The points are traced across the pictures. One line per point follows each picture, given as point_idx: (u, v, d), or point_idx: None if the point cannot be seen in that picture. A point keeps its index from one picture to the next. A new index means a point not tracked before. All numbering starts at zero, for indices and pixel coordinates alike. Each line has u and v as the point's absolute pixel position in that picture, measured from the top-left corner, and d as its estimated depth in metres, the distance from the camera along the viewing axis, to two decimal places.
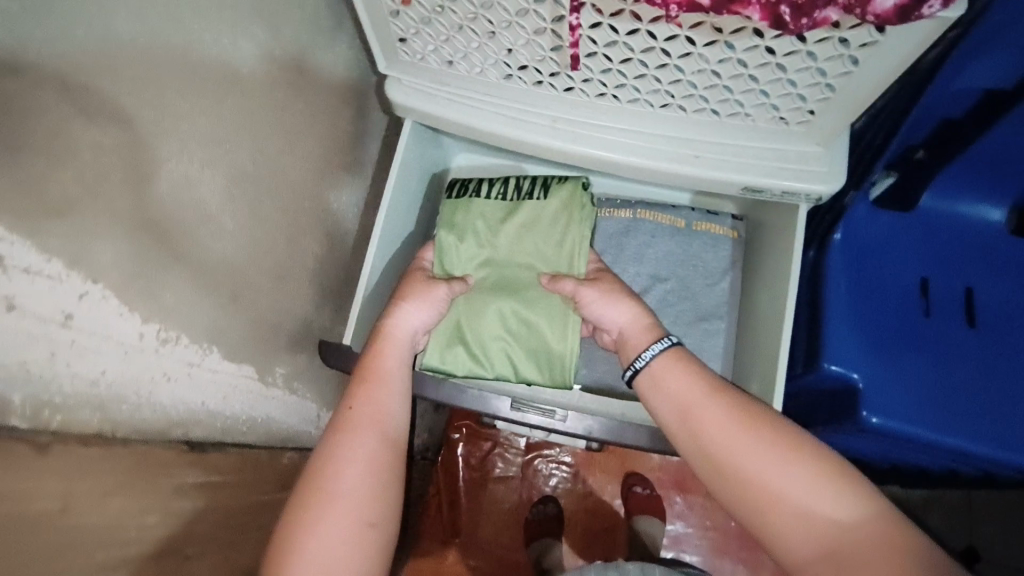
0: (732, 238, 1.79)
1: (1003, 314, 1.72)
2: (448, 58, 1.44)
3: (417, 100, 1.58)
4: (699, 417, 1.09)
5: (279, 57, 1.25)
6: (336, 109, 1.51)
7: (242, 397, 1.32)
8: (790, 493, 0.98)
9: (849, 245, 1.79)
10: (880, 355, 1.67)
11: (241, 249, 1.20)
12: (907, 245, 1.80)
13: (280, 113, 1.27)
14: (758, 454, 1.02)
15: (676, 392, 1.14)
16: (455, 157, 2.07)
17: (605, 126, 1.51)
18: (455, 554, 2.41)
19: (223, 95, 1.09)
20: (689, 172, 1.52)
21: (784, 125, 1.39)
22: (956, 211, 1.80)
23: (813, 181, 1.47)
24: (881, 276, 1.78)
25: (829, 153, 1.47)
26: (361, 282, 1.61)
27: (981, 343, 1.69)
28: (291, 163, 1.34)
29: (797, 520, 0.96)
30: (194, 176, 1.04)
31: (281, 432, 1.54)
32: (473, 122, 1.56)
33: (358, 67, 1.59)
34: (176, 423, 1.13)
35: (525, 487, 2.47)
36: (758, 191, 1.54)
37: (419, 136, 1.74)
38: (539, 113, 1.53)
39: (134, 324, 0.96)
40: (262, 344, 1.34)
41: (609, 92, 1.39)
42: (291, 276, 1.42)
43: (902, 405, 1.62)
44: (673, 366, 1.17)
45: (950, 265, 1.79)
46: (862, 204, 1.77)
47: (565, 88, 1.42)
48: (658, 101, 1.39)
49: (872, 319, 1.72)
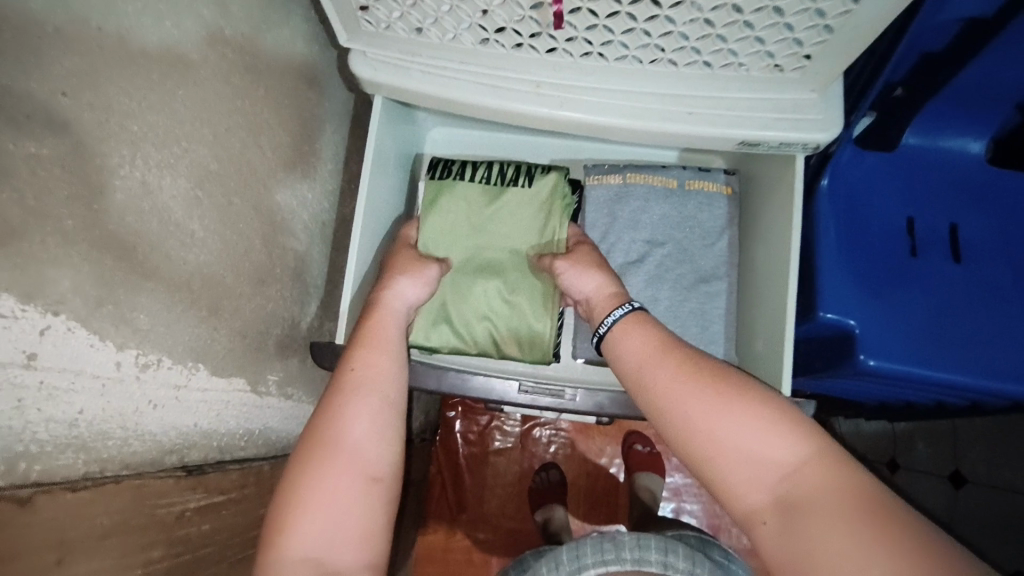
0: (726, 195, 1.74)
1: (987, 246, 1.67)
2: (418, 26, 1.33)
3: (385, 74, 1.46)
4: (648, 379, 1.04)
5: (229, 37, 1.12)
6: (300, 90, 1.39)
7: (237, 412, 1.23)
8: (741, 445, 0.91)
9: (838, 190, 1.71)
10: (874, 296, 1.62)
11: (215, 255, 1.10)
12: (892, 182, 1.73)
13: (239, 101, 1.15)
14: (711, 404, 0.95)
15: (631, 356, 1.10)
16: (430, 132, 1.96)
17: (591, 87, 1.42)
18: (462, 530, 2.40)
19: (172, 87, 0.97)
20: (683, 130, 1.45)
21: (779, 73, 1.32)
22: (938, 142, 1.73)
23: (810, 130, 1.42)
24: (870, 216, 1.71)
25: (824, 99, 1.42)
26: (348, 277, 1.52)
27: (966, 277, 1.64)
28: (258, 155, 1.22)
29: (745, 462, 0.90)
30: (153, 182, 0.93)
31: (282, 441, 1.46)
32: (450, 96, 1.46)
33: (317, 42, 1.46)
34: (170, 450, 1.04)
35: (526, 457, 2.47)
36: (754, 145, 1.48)
37: (391, 114, 1.62)
38: (520, 80, 1.44)
39: (109, 354, 0.86)
40: (250, 353, 1.26)
41: (595, 51, 1.30)
42: (272, 278, 1.32)
43: (895, 343, 1.57)
44: (628, 329, 1.13)
45: (935, 198, 1.72)
46: (847, 147, 1.69)
47: (547, 50, 1.32)
48: (647, 57, 1.30)
49: (863, 260, 1.66)
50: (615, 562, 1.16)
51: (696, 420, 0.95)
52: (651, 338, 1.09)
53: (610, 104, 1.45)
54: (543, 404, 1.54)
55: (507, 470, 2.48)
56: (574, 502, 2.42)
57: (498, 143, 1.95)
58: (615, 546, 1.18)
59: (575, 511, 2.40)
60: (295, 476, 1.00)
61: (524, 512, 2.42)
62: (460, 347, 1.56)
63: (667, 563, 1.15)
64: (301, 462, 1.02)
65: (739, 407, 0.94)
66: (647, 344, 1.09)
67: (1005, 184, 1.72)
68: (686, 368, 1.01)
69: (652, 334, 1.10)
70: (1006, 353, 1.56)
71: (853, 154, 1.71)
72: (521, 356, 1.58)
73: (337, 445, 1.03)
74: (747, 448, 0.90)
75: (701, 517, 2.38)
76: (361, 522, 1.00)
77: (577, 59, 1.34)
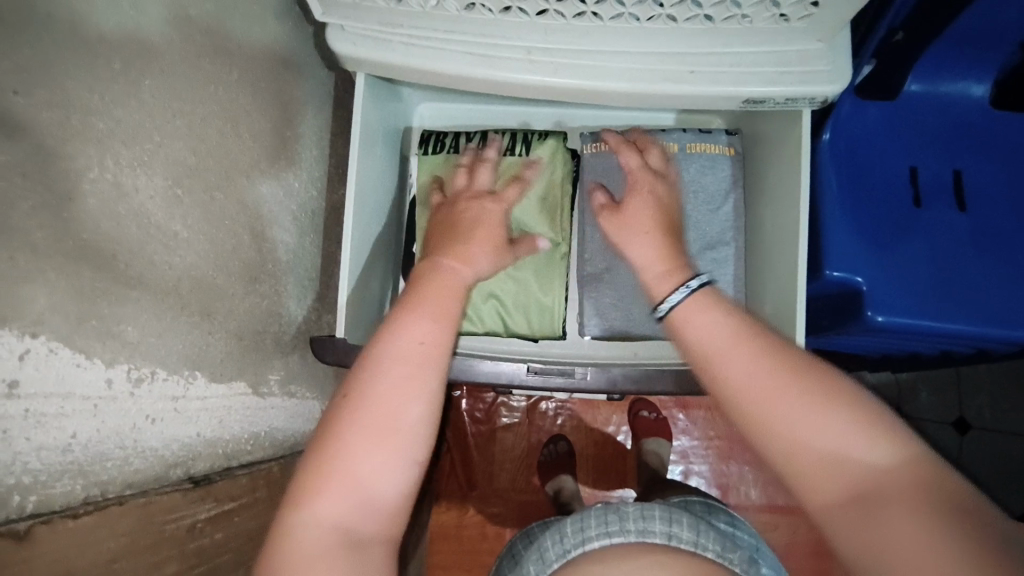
0: (729, 156, 1.68)
1: (993, 192, 1.62)
2: None
3: (365, 49, 1.37)
4: (721, 362, 0.89)
5: (194, 17, 1.03)
6: (277, 71, 1.30)
7: (240, 416, 1.19)
8: (826, 435, 0.80)
9: (838, 145, 1.66)
10: (880, 253, 1.57)
11: (202, 256, 1.04)
12: (895, 133, 1.66)
13: (212, 88, 1.07)
14: (799, 392, 0.84)
15: (699, 339, 0.93)
16: (417, 107, 1.87)
17: (586, 50, 1.34)
18: (475, 506, 2.41)
19: (139, 76, 0.89)
20: (685, 91, 1.37)
21: (785, 23, 1.25)
22: (940, 88, 1.66)
23: (818, 83, 1.35)
24: (873, 170, 1.65)
25: (831, 49, 1.35)
26: (344, 267, 1.46)
27: (972, 225, 1.59)
28: (238, 144, 1.14)
29: (834, 456, 0.80)
30: (127, 183, 0.86)
31: (289, 439, 1.43)
32: (438, 68, 1.37)
33: (290, 17, 1.36)
34: (174, 463, 1.01)
35: (533, 431, 2.46)
36: (759, 102, 1.41)
37: (375, 91, 1.54)
38: (511, 47, 1.35)
39: (98, 372, 0.81)
40: (249, 354, 1.21)
41: (588, 11, 1.22)
42: (265, 275, 1.26)
43: (904, 299, 1.53)
44: (702, 308, 0.96)
45: (938, 147, 1.66)
46: (846, 99, 1.63)
47: (538, 12, 1.24)
48: (645, 14, 1.22)
49: (868, 216, 1.61)
50: (618, 534, 0.99)
51: (776, 407, 0.84)
52: (725, 315, 0.94)
53: (607, 68, 1.37)
54: (554, 383, 1.51)
55: (515, 444, 2.47)
56: (583, 471, 2.42)
57: (489, 115, 1.86)
58: (619, 518, 1.02)
59: (584, 480, 2.41)
60: (326, 452, 0.87)
61: (536, 485, 2.41)
62: (468, 328, 1.57)
63: (674, 535, 0.99)
64: (332, 435, 0.88)
65: (829, 399, 0.83)
66: (722, 320, 0.94)
67: (1012, 128, 1.65)
68: (768, 351, 0.88)
69: (726, 309, 0.95)
70: (1017, 303, 1.53)
71: (857, 102, 1.65)
72: (530, 333, 1.58)
73: (378, 420, 0.89)
74: (834, 441, 0.80)
75: (710, 477, 2.38)
76: (376, 533, 0.87)
77: (571, 21, 1.26)
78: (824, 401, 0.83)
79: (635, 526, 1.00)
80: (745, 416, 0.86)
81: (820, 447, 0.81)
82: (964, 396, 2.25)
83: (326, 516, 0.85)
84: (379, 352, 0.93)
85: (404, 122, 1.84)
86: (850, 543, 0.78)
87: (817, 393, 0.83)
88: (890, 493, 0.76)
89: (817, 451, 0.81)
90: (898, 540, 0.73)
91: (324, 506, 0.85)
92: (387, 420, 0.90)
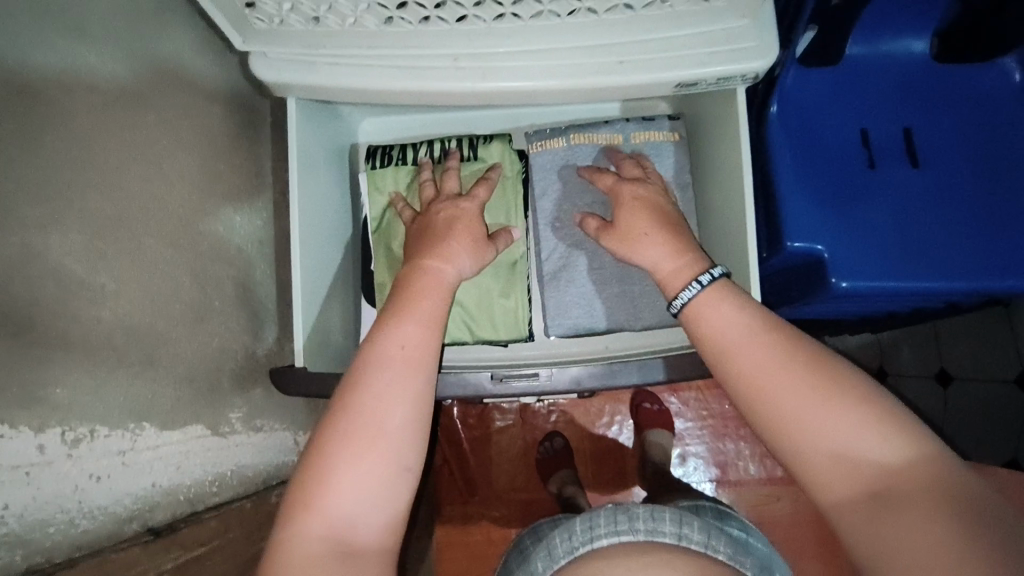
0: (674, 142, 1.67)
1: (948, 147, 1.60)
2: (312, 15, 1.22)
3: (292, 73, 1.36)
4: (733, 350, 0.98)
5: (96, 64, 1.00)
6: (201, 106, 1.28)
7: (201, 458, 1.18)
8: (826, 429, 0.88)
9: (788, 115, 1.64)
10: (837, 219, 1.56)
11: (135, 305, 1.02)
12: (841, 97, 1.66)
13: (127, 132, 1.05)
14: (804, 369, 0.93)
15: (711, 323, 1.03)
16: (361, 124, 1.85)
17: (514, 51, 1.33)
18: (478, 511, 2.40)
19: (39, 133, 0.87)
20: (618, 82, 1.37)
21: (705, 4, 1.24)
22: (882, 49, 1.65)
23: (748, 61, 1.35)
24: (826, 136, 1.64)
25: (756, 25, 1.35)
26: (296, 295, 1.44)
27: (930, 181, 1.57)
28: (165, 186, 1.13)
29: (832, 453, 0.87)
30: (38, 244, 0.85)
31: (260, 472, 1.41)
32: (366, 84, 1.36)
33: (210, 49, 1.34)
34: (128, 516, 1.00)
35: (527, 431, 2.45)
36: (692, 85, 1.41)
37: (310, 113, 1.52)
38: (439, 55, 1.34)
39: (27, 439, 0.82)
40: (203, 395, 1.19)
41: (507, 12, 1.21)
42: (213, 313, 1.24)
43: (867, 262, 1.52)
44: (716, 299, 1.05)
45: (886, 106, 1.65)
46: (791, 69, 1.62)
47: (457, 18, 1.23)
48: (564, 9, 1.21)
49: (823, 183, 1.60)
50: (628, 533, 0.99)
51: (786, 385, 0.92)
52: (737, 303, 1.03)
53: (538, 65, 1.36)
54: (522, 388, 1.51)
55: (511, 445, 2.47)
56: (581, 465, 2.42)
57: (435, 124, 1.85)
58: (629, 517, 1.02)
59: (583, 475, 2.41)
60: (330, 468, 0.94)
61: (537, 485, 2.42)
62: None
63: (685, 536, 0.99)
64: (338, 451, 0.95)
65: (829, 373, 0.92)
66: (734, 307, 1.03)
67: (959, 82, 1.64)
68: (774, 335, 0.97)
69: (736, 298, 1.04)
70: (985, 255, 1.49)
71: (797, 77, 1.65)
72: (497, 336, 1.61)
73: (387, 436, 0.97)
74: (838, 413, 0.88)
75: (708, 457, 2.38)
76: (379, 520, 0.96)
77: (493, 24, 1.25)
78: (826, 376, 0.91)
79: (646, 525, 1.00)
80: (755, 394, 0.94)
81: (826, 418, 0.88)
82: None
83: (332, 530, 0.91)
84: (384, 367, 1.02)
85: (349, 141, 1.81)
86: (862, 514, 0.84)
87: (821, 369, 0.92)
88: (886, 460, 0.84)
89: (820, 423, 0.88)
90: (909, 502, 0.81)
91: (330, 520, 0.92)
92: (394, 436, 0.98)
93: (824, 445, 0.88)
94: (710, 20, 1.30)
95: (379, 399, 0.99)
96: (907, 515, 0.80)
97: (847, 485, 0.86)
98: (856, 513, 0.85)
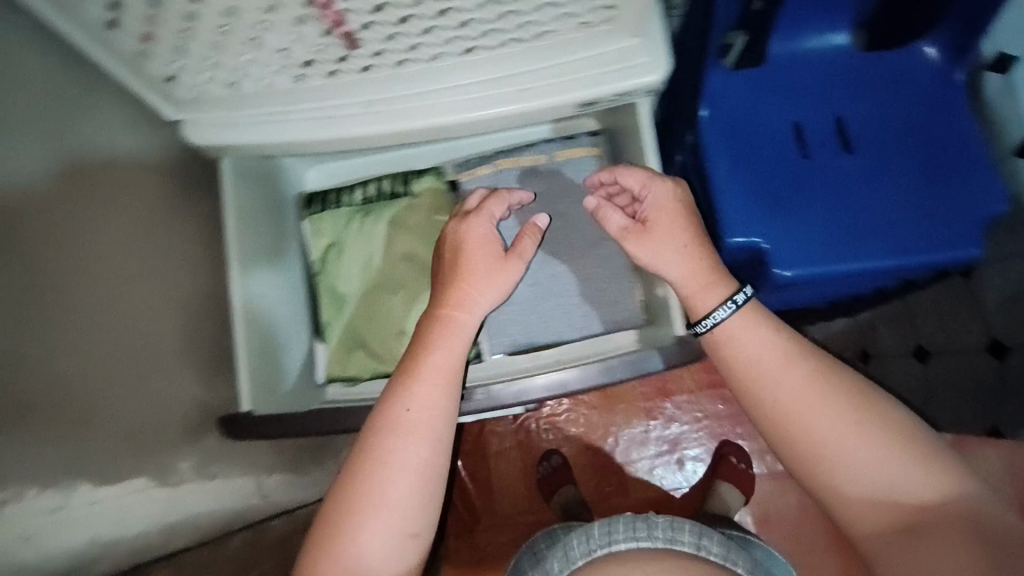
0: (596, 156, 1.55)
1: (897, 134, 1.42)
2: (229, 80, 1.18)
3: (240, 132, 1.32)
4: (768, 383, 0.96)
5: (11, 164, 1.04)
6: (137, 176, 1.31)
7: (146, 510, 1.21)
8: (855, 459, 0.90)
9: (720, 120, 1.45)
10: (777, 211, 1.39)
11: (70, 371, 1.09)
12: (774, 89, 1.48)
13: (86, 236, 1.16)
14: (814, 404, 0.93)
15: (744, 349, 0.99)
16: (307, 172, 1.75)
17: (441, 89, 1.26)
18: (484, 543, 1.92)
19: None
20: (519, 111, 1.28)
21: (591, 28, 1.14)
22: (804, 46, 1.50)
23: (644, 76, 1.24)
24: (755, 124, 1.46)
25: (649, 36, 1.23)
26: (239, 353, 1.40)
27: (904, 142, 1.41)
28: (93, 252, 1.17)
29: (862, 480, 0.90)
30: None
31: (219, 520, 1.39)
32: (289, 137, 1.31)
33: (135, 118, 1.33)
34: (86, 558, 1.13)
35: (524, 450, 1.97)
36: (592, 105, 1.32)
37: (252, 172, 1.50)
38: (320, 100, 1.27)
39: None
40: (142, 451, 1.20)
41: (409, 59, 1.14)
42: (151, 372, 1.25)
43: (808, 249, 1.36)
44: (749, 326, 1.01)
45: (813, 94, 1.48)
46: (716, 68, 1.46)
47: (364, 68, 1.16)
48: (460, 49, 1.13)
49: (758, 176, 1.42)
50: (648, 540, 0.96)
51: (821, 419, 0.92)
52: (770, 327, 1.01)
53: (455, 102, 1.29)
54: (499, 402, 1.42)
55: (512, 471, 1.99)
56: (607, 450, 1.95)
57: (331, 176, 1.76)
58: (628, 529, 0.98)
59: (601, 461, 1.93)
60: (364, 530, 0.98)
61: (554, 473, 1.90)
62: (378, 368, 1.57)
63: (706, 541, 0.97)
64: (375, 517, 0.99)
65: (819, 417, 0.92)
66: (772, 332, 1.00)
67: (905, 60, 1.44)
68: (804, 372, 0.95)
69: (767, 322, 1.00)
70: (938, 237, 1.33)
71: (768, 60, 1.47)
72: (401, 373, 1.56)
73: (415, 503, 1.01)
74: (869, 443, 0.90)
75: None
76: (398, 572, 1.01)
77: (471, 19, 1.05)
78: (851, 410, 0.92)
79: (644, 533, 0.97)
80: (785, 426, 0.95)
81: (867, 450, 0.89)
82: (997, 402, 1.63)
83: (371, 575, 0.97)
84: (406, 433, 1.03)
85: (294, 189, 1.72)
86: (888, 540, 0.88)
87: (831, 405, 0.93)
88: (928, 482, 0.87)
89: (869, 448, 0.90)
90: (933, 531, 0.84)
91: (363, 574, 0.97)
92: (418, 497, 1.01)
93: (838, 471, 0.91)
94: (613, 66, 1.23)
95: (392, 461, 1.01)
96: (924, 545, 0.84)
97: (876, 507, 0.89)
98: (884, 539, 0.88)
